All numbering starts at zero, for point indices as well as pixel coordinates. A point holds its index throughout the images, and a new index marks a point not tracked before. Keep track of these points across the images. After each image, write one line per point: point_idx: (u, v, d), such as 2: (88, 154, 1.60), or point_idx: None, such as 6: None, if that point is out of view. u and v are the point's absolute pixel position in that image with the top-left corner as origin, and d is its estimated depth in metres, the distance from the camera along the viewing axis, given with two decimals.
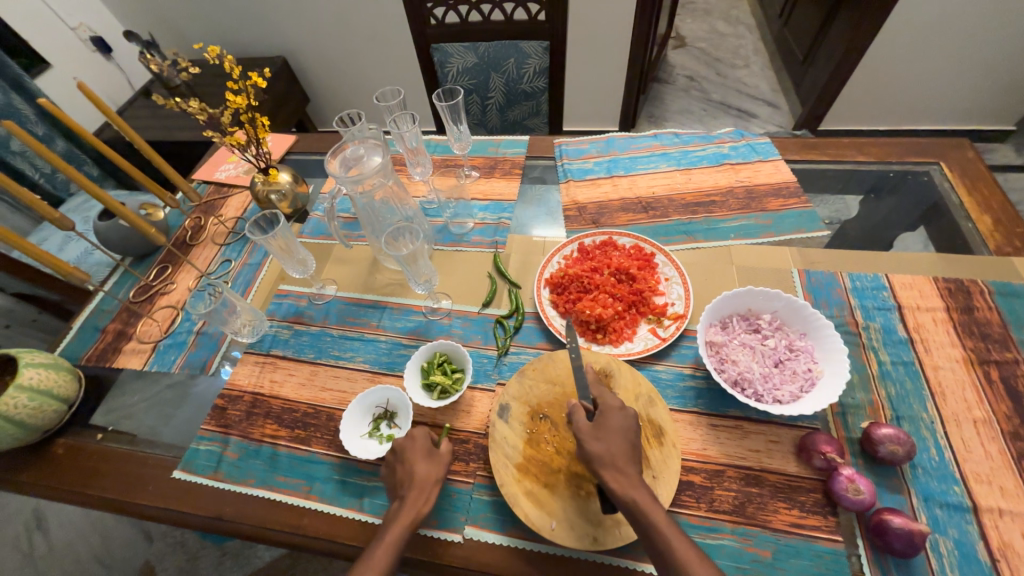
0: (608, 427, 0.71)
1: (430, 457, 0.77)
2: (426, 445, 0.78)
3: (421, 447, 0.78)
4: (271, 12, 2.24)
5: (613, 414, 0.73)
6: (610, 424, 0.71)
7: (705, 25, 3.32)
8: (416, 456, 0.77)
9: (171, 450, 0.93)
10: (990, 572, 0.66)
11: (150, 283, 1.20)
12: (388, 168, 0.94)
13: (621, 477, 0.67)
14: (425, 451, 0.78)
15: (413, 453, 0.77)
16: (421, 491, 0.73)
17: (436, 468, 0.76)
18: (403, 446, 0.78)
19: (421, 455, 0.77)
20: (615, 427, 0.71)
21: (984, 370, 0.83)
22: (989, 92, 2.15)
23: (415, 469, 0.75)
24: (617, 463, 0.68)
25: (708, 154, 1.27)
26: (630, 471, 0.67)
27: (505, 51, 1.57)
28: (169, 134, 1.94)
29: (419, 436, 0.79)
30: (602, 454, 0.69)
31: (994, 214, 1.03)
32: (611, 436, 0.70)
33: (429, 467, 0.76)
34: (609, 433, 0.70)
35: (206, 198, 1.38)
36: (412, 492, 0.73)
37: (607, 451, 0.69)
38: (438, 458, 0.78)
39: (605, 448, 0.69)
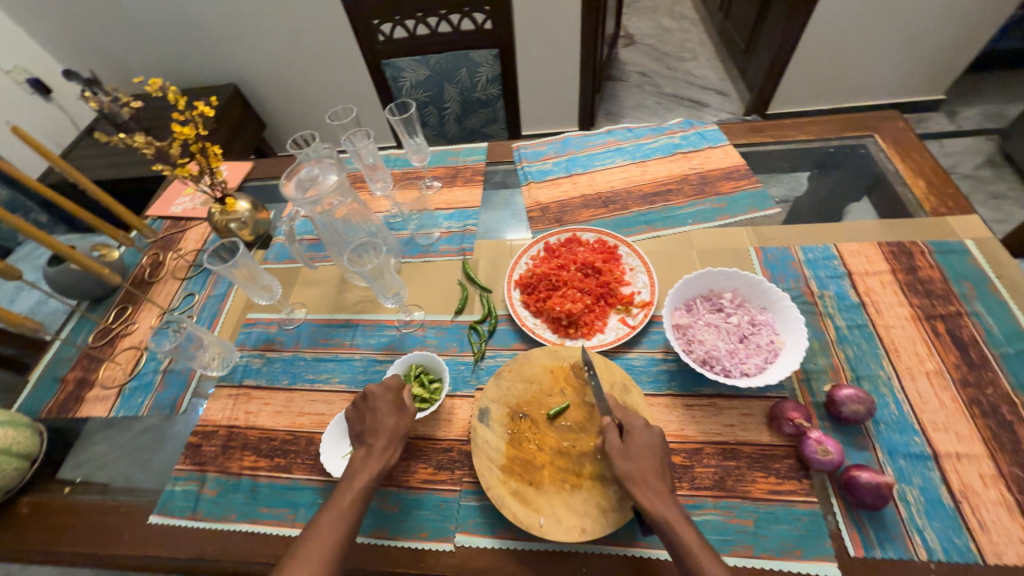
0: (638, 447, 0.72)
1: (397, 410, 0.80)
2: (394, 398, 0.81)
3: (389, 404, 0.80)
4: (218, 40, 2.20)
5: (642, 432, 0.73)
6: (639, 443, 0.72)
7: (651, 22, 3.43)
8: (382, 410, 0.79)
9: (146, 495, 0.90)
10: (954, 514, 0.70)
11: (110, 326, 1.16)
12: (345, 186, 0.93)
13: (653, 495, 0.67)
14: (392, 403, 0.81)
15: (380, 405, 0.80)
16: (386, 441, 0.77)
17: (403, 419, 0.80)
18: (372, 398, 0.81)
19: (389, 408, 0.80)
20: (643, 446, 0.72)
21: (931, 325, 0.88)
22: (917, 66, 2.29)
23: (382, 422, 0.79)
24: (647, 481, 0.68)
25: (661, 145, 1.31)
26: (661, 489, 0.68)
27: (456, 61, 1.59)
28: (120, 171, 1.88)
29: (387, 389, 0.82)
30: (633, 474, 0.69)
31: (927, 179, 1.10)
32: (641, 456, 0.71)
33: (394, 419, 0.79)
34: (639, 453, 0.71)
35: (162, 233, 1.34)
36: (378, 441, 0.77)
37: (637, 470, 0.69)
38: (404, 411, 0.81)
39: (635, 468, 0.70)
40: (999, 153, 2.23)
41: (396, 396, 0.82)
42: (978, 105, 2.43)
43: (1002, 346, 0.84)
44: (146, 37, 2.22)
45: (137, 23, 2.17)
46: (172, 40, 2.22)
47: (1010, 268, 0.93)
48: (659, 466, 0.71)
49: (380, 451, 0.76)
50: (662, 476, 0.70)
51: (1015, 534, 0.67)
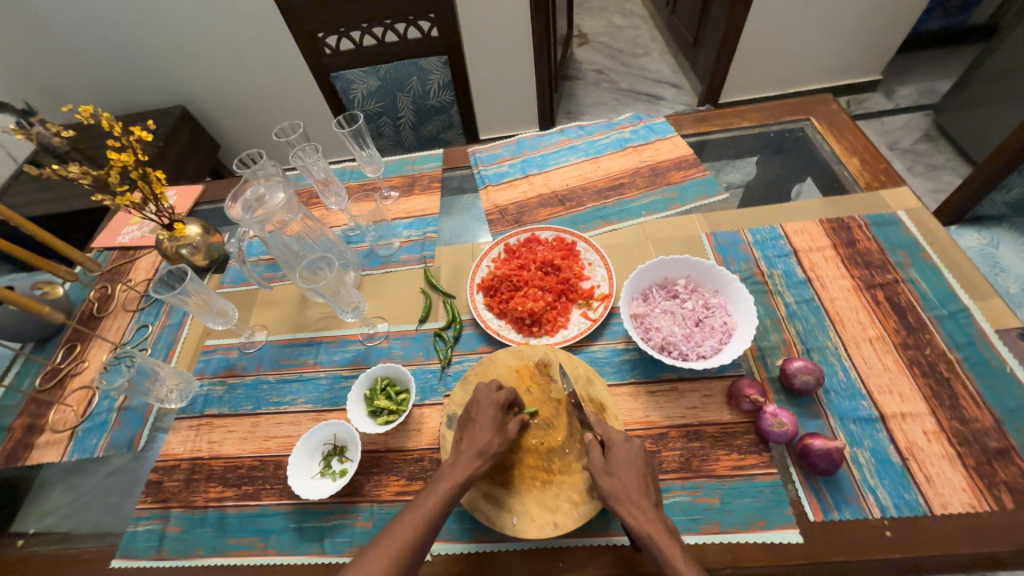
0: (625, 462, 0.70)
1: (501, 426, 0.76)
2: (497, 414, 0.77)
3: (492, 421, 0.76)
4: (160, 61, 2.14)
5: (627, 447, 0.72)
6: (623, 458, 0.70)
7: (603, 20, 3.50)
8: (482, 424, 0.75)
9: (108, 538, 0.86)
10: (902, 471, 0.73)
11: (58, 367, 1.10)
12: (294, 203, 0.92)
13: (641, 510, 0.66)
14: (496, 419, 0.76)
15: (482, 416, 0.76)
16: (482, 455, 0.73)
17: (505, 435, 0.75)
18: (476, 409, 0.77)
19: (493, 424, 0.76)
20: (628, 460, 0.70)
21: (871, 294, 0.93)
22: (853, 49, 2.41)
23: (481, 435, 0.74)
24: (634, 497, 0.67)
25: (612, 141, 1.34)
26: (648, 505, 0.66)
27: (406, 70, 1.59)
28: (64, 204, 1.80)
29: (494, 403, 0.77)
30: (621, 491, 0.67)
31: (860, 156, 1.16)
32: (625, 470, 0.69)
33: (496, 433, 0.75)
34: (623, 469, 0.69)
35: (109, 265, 1.29)
36: (472, 453, 0.73)
37: (623, 485, 0.68)
38: (507, 430, 0.76)
39: (623, 484, 0.68)
40: (934, 127, 2.36)
41: (500, 412, 0.77)
42: (911, 83, 2.58)
43: (936, 308, 0.89)
44: (83, 62, 2.14)
45: (72, 49, 2.09)
46: (112, 64, 2.14)
47: (940, 234, 0.99)
48: (645, 478, 0.69)
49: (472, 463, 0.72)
50: (648, 488, 0.68)
51: (957, 484, 0.71)
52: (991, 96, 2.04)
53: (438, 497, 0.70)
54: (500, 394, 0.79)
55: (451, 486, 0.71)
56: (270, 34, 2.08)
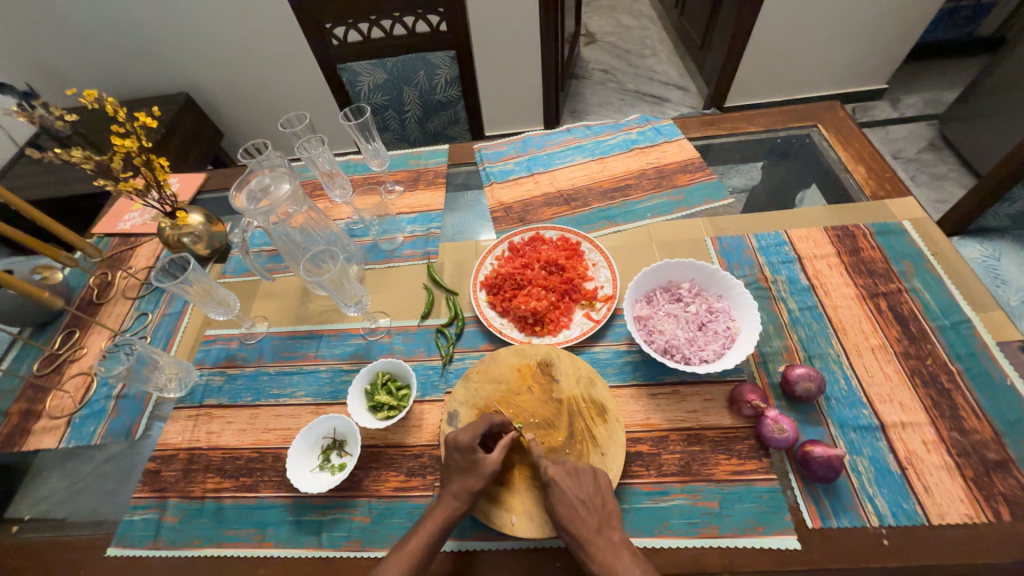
0: (558, 509, 0.69)
1: (472, 468, 0.73)
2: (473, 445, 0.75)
3: (465, 464, 0.74)
4: (164, 47, 2.12)
5: (562, 491, 0.70)
6: (561, 501, 0.69)
7: (611, 20, 3.48)
8: (454, 469, 0.74)
9: (103, 527, 0.86)
10: (901, 480, 0.74)
11: (56, 353, 1.09)
12: (299, 195, 0.91)
13: (591, 546, 0.66)
14: (466, 464, 0.74)
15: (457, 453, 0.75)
16: (456, 503, 0.72)
17: (478, 476, 0.73)
18: (448, 455, 0.76)
19: (463, 468, 0.74)
20: (563, 503, 0.69)
21: (874, 302, 0.93)
22: (859, 58, 2.41)
23: (457, 473, 0.74)
24: (582, 536, 0.66)
25: (619, 142, 1.33)
26: (595, 536, 0.66)
27: (413, 64, 1.58)
28: (65, 189, 1.79)
29: (463, 442, 0.75)
30: (568, 535, 0.67)
31: (866, 164, 1.16)
32: (562, 515, 0.68)
33: (467, 482, 0.73)
34: (560, 515, 0.68)
35: (110, 252, 1.29)
36: (444, 500, 0.73)
37: (568, 526, 0.67)
38: (479, 466, 0.73)
39: (568, 528, 0.67)
40: (938, 137, 2.37)
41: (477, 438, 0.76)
42: (918, 92, 2.58)
43: (938, 318, 0.90)
44: (88, 46, 2.12)
45: (75, 32, 2.06)
46: (115, 48, 2.12)
47: (944, 246, 0.99)
48: (594, 513, 0.69)
49: (443, 509, 0.72)
50: (590, 520, 0.68)
51: (955, 494, 0.71)
52: (996, 108, 2.04)
53: (410, 553, 0.69)
54: (468, 436, 0.75)
55: (420, 540, 0.70)
56: (276, 25, 2.07)
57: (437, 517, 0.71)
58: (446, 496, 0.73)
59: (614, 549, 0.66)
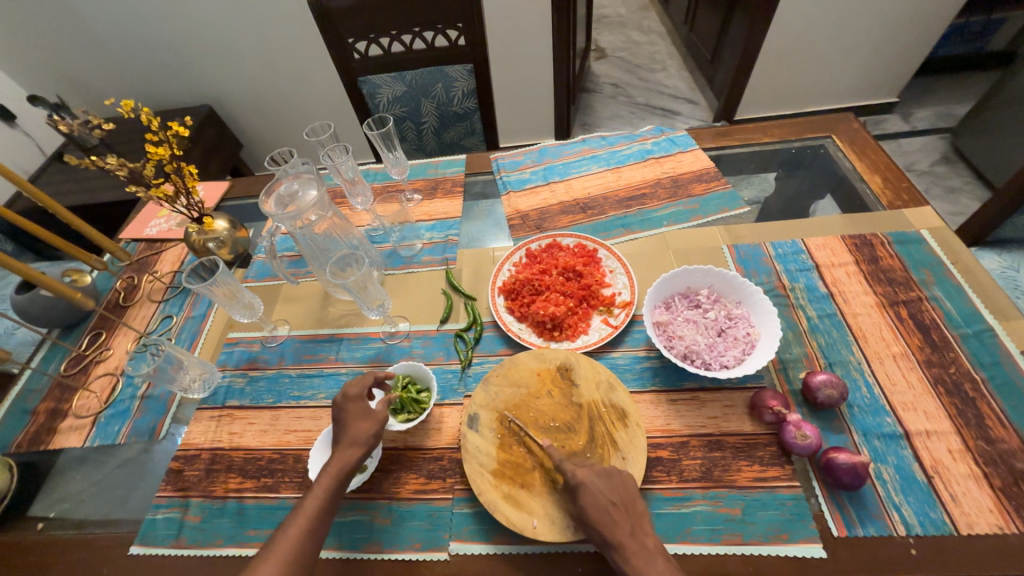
0: (589, 513, 0.68)
1: (367, 415, 0.80)
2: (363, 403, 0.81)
3: (359, 412, 0.80)
4: (191, 62, 2.20)
5: (594, 493, 0.69)
6: (592, 504, 0.69)
7: (621, 36, 3.55)
8: (353, 420, 0.79)
9: (125, 525, 0.87)
10: (927, 488, 0.73)
11: (83, 353, 1.12)
12: (324, 201, 0.94)
13: (624, 549, 0.65)
14: (359, 414, 0.80)
15: (352, 407, 0.80)
16: (352, 452, 0.77)
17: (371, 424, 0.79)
18: (340, 406, 0.81)
19: (356, 416, 0.80)
20: (594, 505, 0.68)
21: (895, 310, 0.93)
22: (869, 72, 2.43)
23: (350, 427, 0.79)
24: (613, 538, 0.66)
25: (633, 152, 1.35)
26: (626, 540, 0.66)
27: (432, 77, 1.62)
28: (92, 196, 1.85)
29: (357, 392, 0.81)
30: (600, 539, 0.67)
31: (882, 174, 1.17)
32: (595, 519, 0.67)
33: (359, 429, 0.78)
34: (591, 517, 0.68)
35: (137, 256, 1.32)
36: (339, 454, 0.77)
37: (599, 529, 0.67)
38: (373, 415, 0.80)
39: (599, 532, 0.67)
40: (951, 150, 2.36)
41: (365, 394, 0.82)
42: (929, 105, 2.59)
43: (961, 327, 0.89)
44: (118, 60, 2.21)
45: (107, 48, 2.15)
46: (144, 63, 2.21)
47: (964, 254, 0.99)
48: (624, 516, 0.68)
49: (339, 461, 0.76)
50: (621, 524, 0.67)
51: (984, 504, 0.70)
52: (1010, 122, 2.04)
53: (309, 511, 0.72)
54: (360, 386, 0.82)
55: (319, 496, 0.73)
56: (299, 40, 2.14)
57: (331, 472, 0.75)
58: (341, 448, 0.77)
59: (647, 554, 0.65)
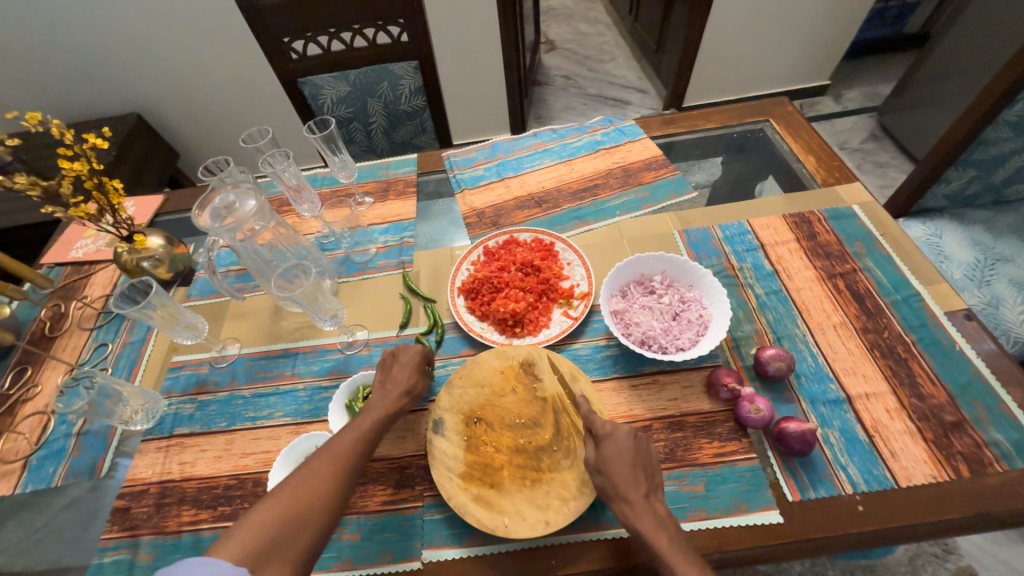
0: (613, 461, 0.70)
1: (416, 372, 0.85)
2: (421, 358, 0.87)
3: (415, 364, 0.86)
4: (112, 67, 2.04)
5: (619, 445, 0.71)
6: (614, 456, 0.70)
7: (569, 28, 3.57)
8: (402, 368, 0.85)
9: (70, 573, 0.80)
10: (869, 447, 0.78)
11: (6, 393, 1.02)
12: (265, 210, 0.90)
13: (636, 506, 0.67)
14: (417, 365, 0.86)
15: (410, 359, 0.86)
16: (405, 396, 0.82)
17: (424, 379, 0.86)
18: (398, 354, 0.86)
19: (413, 367, 0.85)
20: (615, 459, 0.70)
21: (833, 283, 0.99)
22: (802, 56, 2.56)
23: (405, 374, 0.84)
24: (628, 494, 0.67)
25: (584, 144, 1.37)
26: (640, 500, 0.67)
27: (376, 76, 1.57)
28: (7, 218, 1.68)
29: (417, 350, 0.87)
30: (615, 488, 0.68)
31: (816, 154, 1.23)
32: (615, 468, 0.69)
33: (415, 377, 0.84)
34: (611, 468, 0.69)
35: (62, 282, 1.22)
36: (394, 392, 0.82)
37: (618, 480, 0.68)
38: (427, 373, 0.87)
39: (618, 481, 0.68)
40: (879, 128, 2.53)
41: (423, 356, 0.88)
42: (857, 86, 2.75)
43: (891, 294, 0.96)
44: (27, 68, 2.01)
45: (13, 55, 1.96)
46: (59, 70, 2.03)
47: (891, 226, 1.06)
48: (642, 475, 0.69)
49: (394, 399, 0.81)
50: (641, 484, 0.68)
51: (919, 457, 0.76)
52: (927, 99, 2.20)
53: (363, 432, 0.75)
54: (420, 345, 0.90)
55: (373, 422, 0.77)
56: (232, 41, 2.02)
57: (386, 405, 0.80)
58: (397, 388, 0.82)
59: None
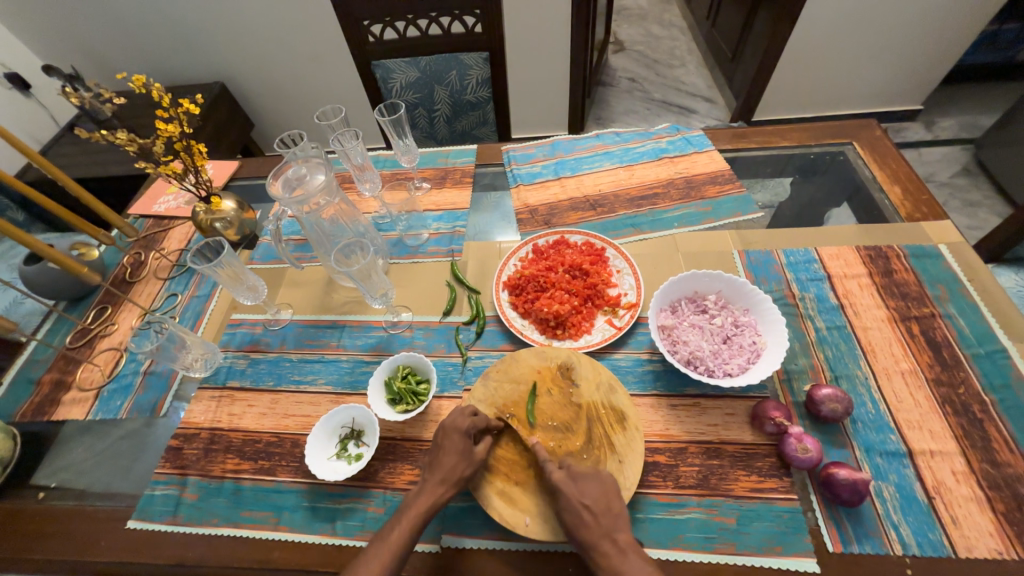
0: (562, 515, 0.69)
1: (465, 456, 0.75)
2: (465, 443, 0.76)
3: (459, 449, 0.75)
4: (205, 38, 2.18)
5: (567, 496, 0.70)
6: (566, 507, 0.69)
7: (640, 29, 3.49)
8: (447, 456, 0.75)
9: (124, 500, 0.87)
10: (927, 509, 0.72)
11: (88, 327, 1.13)
12: (333, 186, 0.93)
13: (597, 551, 0.65)
14: (460, 450, 0.75)
15: (451, 444, 0.75)
16: (443, 488, 0.73)
17: (468, 467, 0.74)
18: (443, 436, 0.77)
19: (456, 454, 0.75)
20: (566, 508, 0.69)
21: (906, 326, 0.91)
22: (894, 78, 2.37)
23: (445, 461, 0.74)
24: (586, 541, 0.66)
25: (647, 150, 1.33)
26: (600, 538, 0.66)
27: (446, 64, 1.60)
28: (102, 169, 1.85)
29: (461, 429, 0.76)
30: (574, 539, 0.68)
31: (903, 185, 1.14)
32: (573, 517, 0.68)
33: (456, 465, 0.74)
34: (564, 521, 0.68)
35: (145, 232, 1.32)
36: (432, 484, 0.73)
37: (573, 530, 0.68)
38: (473, 457, 0.75)
39: (572, 532, 0.68)
40: (973, 162, 2.31)
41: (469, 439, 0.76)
42: (954, 115, 2.52)
43: (973, 346, 0.87)
44: (133, 33, 2.19)
45: (122, 21, 2.14)
46: (160, 38, 2.19)
47: (982, 272, 0.96)
48: (601, 518, 0.68)
49: (428, 498, 0.72)
50: (598, 524, 0.67)
51: (984, 528, 0.69)
52: None
53: (393, 545, 0.68)
54: (469, 419, 0.77)
55: (403, 532, 0.70)
56: (313, 21, 2.11)
57: (420, 504, 0.72)
58: (433, 482, 0.73)
59: (620, 552, 0.65)
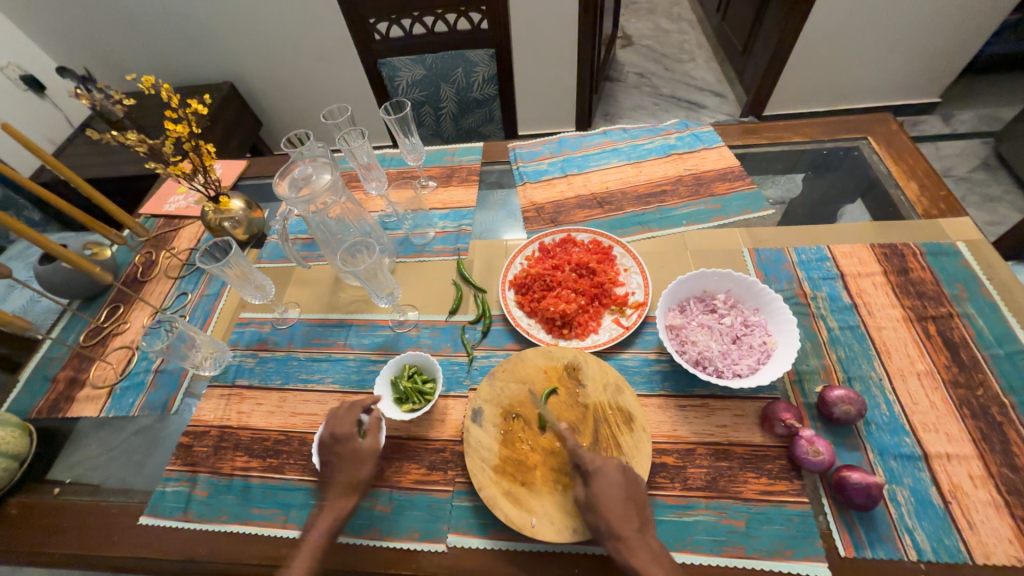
0: (603, 501, 0.68)
1: (353, 456, 0.79)
2: (367, 443, 0.80)
3: (349, 453, 0.79)
4: (214, 38, 2.20)
5: (609, 484, 0.69)
6: (605, 495, 0.68)
7: (649, 23, 3.44)
8: (343, 460, 0.79)
9: (136, 495, 0.89)
10: (943, 514, 0.70)
11: (101, 325, 1.15)
12: (339, 185, 0.93)
13: (629, 541, 0.65)
14: (349, 455, 0.79)
15: (344, 449, 0.80)
16: (342, 490, 0.77)
17: (361, 467, 0.78)
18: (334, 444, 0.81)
19: (344, 457, 0.79)
20: (608, 495, 0.68)
21: (922, 326, 0.89)
22: (911, 70, 2.31)
23: (341, 466, 0.79)
24: (623, 532, 0.66)
25: (655, 147, 1.31)
26: (632, 534, 0.66)
27: (452, 61, 1.59)
28: (115, 170, 1.88)
29: (341, 433, 0.80)
30: (606, 529, 0.67)
31: (920, 181, 1.11)
32: (603, 509, 0.67)
33: (352, 467, 0.78)
34: (602, 508, 0.67)
35: (155, 232, 1.34)
36: (337, 488, 0.77)
37: (608, 519, 0.67)
38: (361, 455, 0.79)
39: (607, 521, 0.67)
40: (993, 156, 2.24)
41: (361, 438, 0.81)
42: (973, 107, 2.45)
43: (992, 346, 0.85)
44: (144, 34, 2.22)
45: (134, 22, 2.16)
46: (169, 38, 2.22)
47: (1001, 270, 0.94)
48: (632, 511, 0.68)
49: (333, 500, 0.76)
50: (633, 519, 0.67)
51: (1003, 534, 0.67)
52: None
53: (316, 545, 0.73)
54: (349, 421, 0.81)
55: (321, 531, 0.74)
56: (320, 19, 2.11)
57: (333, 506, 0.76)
58: (334, 486, 0.77)
59: (627, 553, 0.65)
